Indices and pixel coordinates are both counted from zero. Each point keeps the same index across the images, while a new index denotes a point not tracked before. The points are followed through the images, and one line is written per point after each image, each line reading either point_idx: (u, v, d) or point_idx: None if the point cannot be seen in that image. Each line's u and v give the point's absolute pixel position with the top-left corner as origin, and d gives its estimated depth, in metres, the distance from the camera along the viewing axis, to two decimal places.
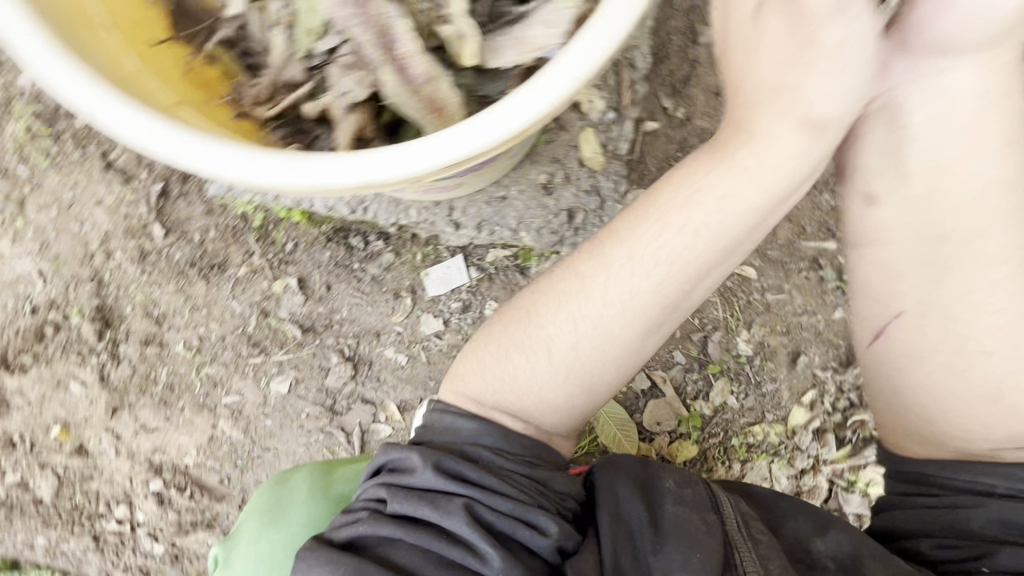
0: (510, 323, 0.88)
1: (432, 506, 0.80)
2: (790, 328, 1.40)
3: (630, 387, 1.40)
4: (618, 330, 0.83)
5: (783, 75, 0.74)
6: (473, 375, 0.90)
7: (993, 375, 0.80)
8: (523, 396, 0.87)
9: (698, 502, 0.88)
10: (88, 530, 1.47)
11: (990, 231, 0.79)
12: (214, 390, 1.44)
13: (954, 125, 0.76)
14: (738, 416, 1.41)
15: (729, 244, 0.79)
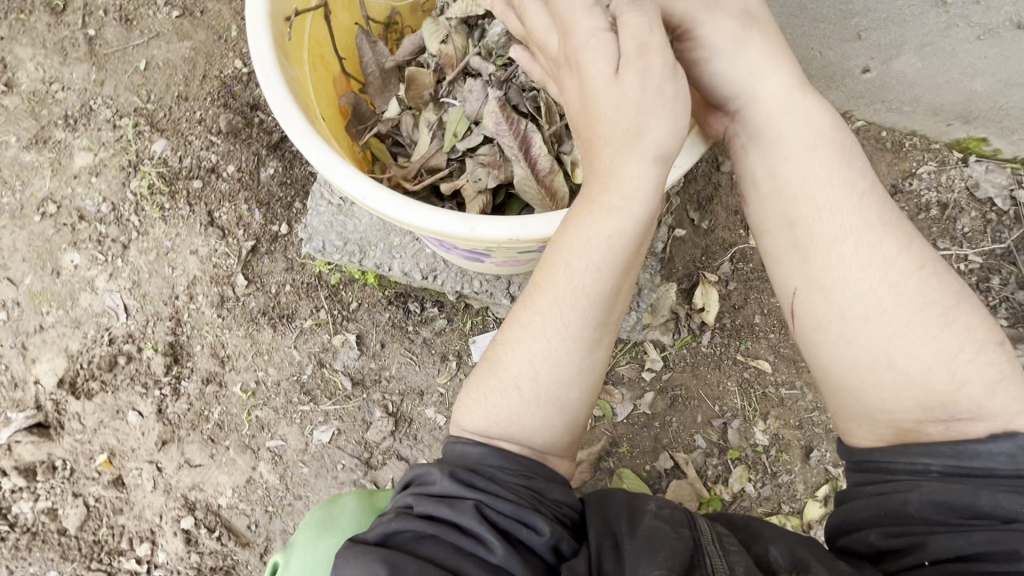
0: (481, 372, 0.94)
1: (449, 508, 0.84)
2: (803, 422, 1.51)
3: (654, 465, 1.49)
4: (566, 355, 0.87)
5: (632, 114, 0.77)
6: (468, 413, 0.94)
7: (908, 396, 0.75)
8: (513, 427, 0.90)
9: (676, 518, 0.86)
10: (103, 568, 1.46)
11: (857, 266, 0.78)
12: (260, 433, 1.52)
13: (792, 175, 0.80)
14: (755, 505, 1.47)
15: (631, 263, 0.84)
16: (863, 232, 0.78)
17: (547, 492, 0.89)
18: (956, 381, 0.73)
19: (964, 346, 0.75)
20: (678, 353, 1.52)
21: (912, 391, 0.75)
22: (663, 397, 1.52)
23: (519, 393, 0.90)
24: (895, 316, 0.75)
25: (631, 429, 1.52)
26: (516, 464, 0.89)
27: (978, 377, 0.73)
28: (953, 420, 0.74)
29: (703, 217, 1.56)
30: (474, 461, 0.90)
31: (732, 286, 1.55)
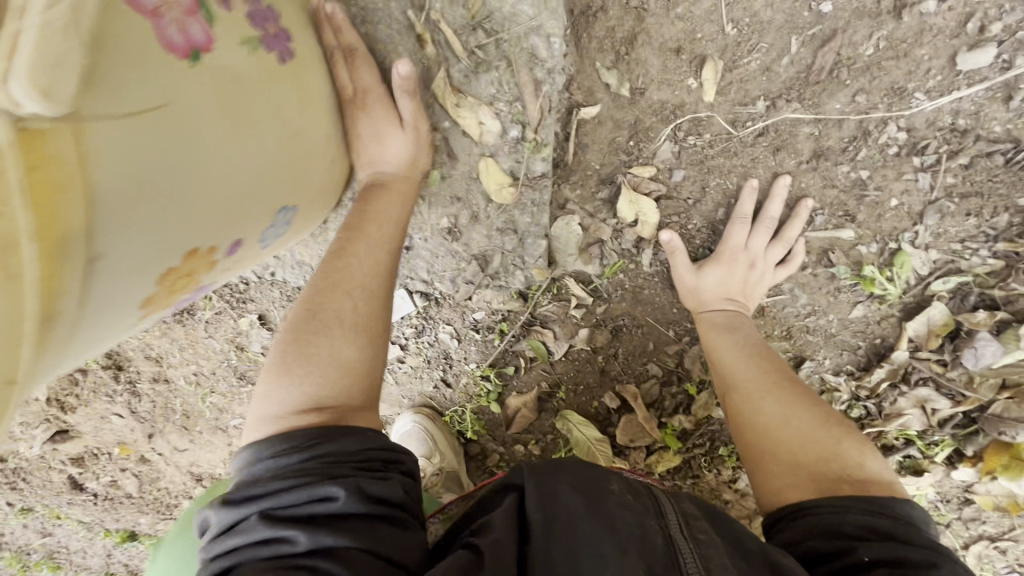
0: (291, 338, 0.74)
1: (234, 537, 0.57)
2: (791, 332, 1.15)
3: (601, 402, 1.30)
4: (370, 278, 0.81)
5: (389, 195, 0.89)
6: (270, 391, 0.69)
7: (811, 456, 0.90)
8: (329, 371, 0.71)
9: (642, 509, 0.82)
10: (171, 515, 1.82)
11: (771, 369, 1.02)
12: (222, 414, 1.58)
13: (738, 356, 1.04)
14: (727, 426, 1.26)
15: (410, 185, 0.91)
16: (748, 337, 1.07)
17: (341, 449, 0.63)
18: (843, 446, 0.90)
19: (819, 434, 0.92)
20: (612, 280, 1.15)
21: (819, 443, 0.91)
22: (602, 330, 1.23)
23: (341, 324, 0.75)
24: (756, 398, 0.99)
25: (571, 367, 1.29)
26: (289, 448, 0.62)
27: (850, 440, 0.91)
28: (829, 464, 0.88)
29: (623, 78, 0.99)
30: (246, 471, 0.62)
31: (680, 175, 1.04)
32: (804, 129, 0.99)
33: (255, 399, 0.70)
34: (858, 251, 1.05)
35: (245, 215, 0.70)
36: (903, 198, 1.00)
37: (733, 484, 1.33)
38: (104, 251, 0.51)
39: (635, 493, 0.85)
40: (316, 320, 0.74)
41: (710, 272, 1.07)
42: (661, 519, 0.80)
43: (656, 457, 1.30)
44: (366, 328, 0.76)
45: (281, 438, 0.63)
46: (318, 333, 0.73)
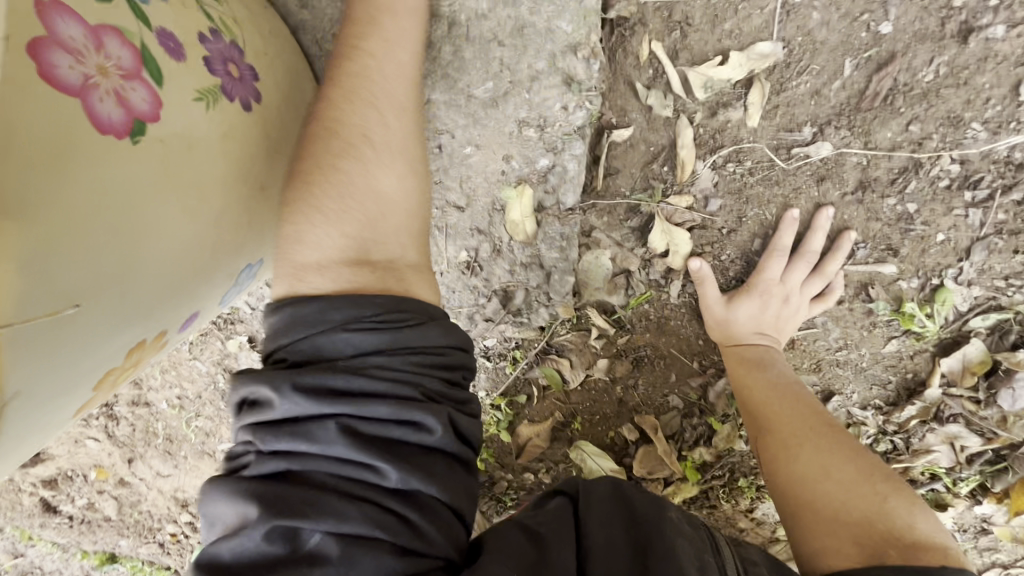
0: (324, 184, 0.65)
1: (307, 442, 0.55)
2: (821, 366, 1.10)
3: (617, 432, 1.23)
4: (407, 146, 0.69)
5: (401, 81, 0.71)
6: (305, 238, 0.64)
7: (855, 504, 0.82)
8: (366, 216, 0.65)
9: (699, 545, 0.72)
10: (153, 539, 1.71)
11: (802, 410, 0.95)
12: (208, 438, 1.47)
13: (773, 391, 0.98)
14: (748, 458, 1.22)
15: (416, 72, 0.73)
16: (781, 375, 1.00)
17: (418, 360, 0.60)
18: (891, 492, 0.82)
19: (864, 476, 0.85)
20: (636, 311, 1.08)
21: (864, 493, 0.83)
22: (622, 360, 1.16)
23: (374, 145, 0.67)
24: (791, 438, 0.93)
25: (587, 396, 1.22)
26: (354, 328, 0.59)
27: (897, 497, 0.81)
28: (874, 522, 0.78)
29: (661, 100, 0.91)
30: (310, 352, 0.59)
31: (716, 204, 0.97)
32: (852, 159, 0.92)
33: (288, 243, 0.64)
34: (898, 286, 1.00)
35: (198, 276, 0.56)
36: (950, 233, 0.95)
37: (750, 514, 1.29)
38: (22, 388, 0.37)
39: (692, 526, 0.76)
40: (342, 139, 0.67)
41: (745, 304, 0.99)
42: (718, 563, 0.71)
43: (673, 489, 1.25)
44: (407, 153, 0.69)
45: (345, 309, 0.59)
46: (347, 151, 0.66)
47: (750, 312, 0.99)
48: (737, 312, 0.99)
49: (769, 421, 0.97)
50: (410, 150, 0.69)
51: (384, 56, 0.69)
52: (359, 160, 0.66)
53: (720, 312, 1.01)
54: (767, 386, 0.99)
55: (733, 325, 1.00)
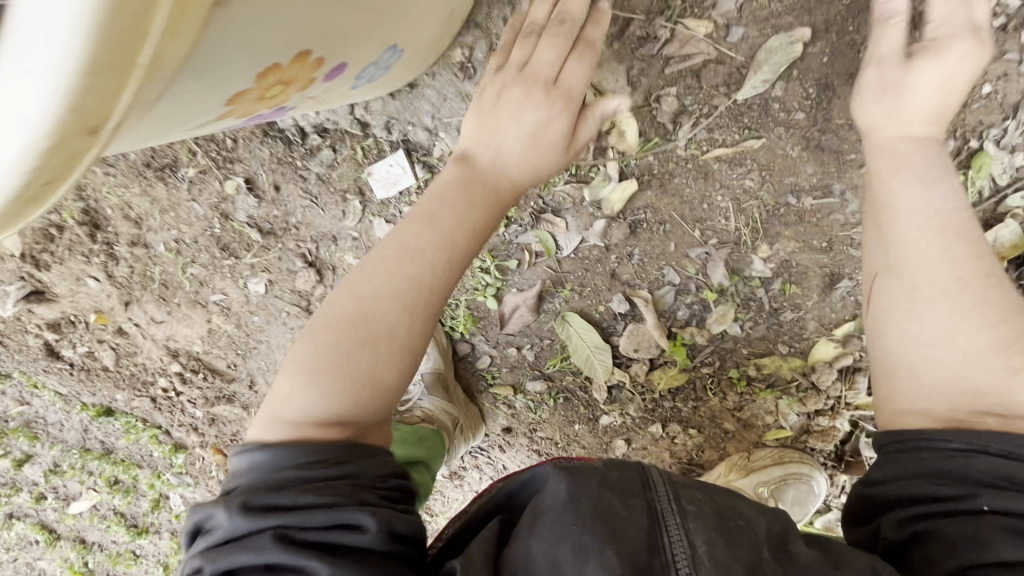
0: (324, 376, 0.68)
1: (246, 552, 0.57)
2: (833, 243, 1.03)
3: (607, 307, 1.18)
4: (372, 373, 0.69)
5: (396, 283, 0.72)
6: (288, 398, 0.67)
7: (955, 380, 0.64)
8: (331, 398, 0.67)
9: (626, 487, 0.76)
10: (146, 393, 1.75)
11: (924, 227, 0.69)
12: (202, 288, 1.48)
13: (934, 209, 0.70)
14: (741, 347, 1.15)
15: (396, 321, 0.71)
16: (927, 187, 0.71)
17: (365, 475, 0.65)
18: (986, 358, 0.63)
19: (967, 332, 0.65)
20: (642, 161, 1.02)
21: (982, 370, 0.63)
22: (620, 223, 1.10)
23: (352, 389, 0.68)
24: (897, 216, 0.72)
25: (580, 265, 1.17)
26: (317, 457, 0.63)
27: None
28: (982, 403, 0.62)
29: None
30: (267, 475, 0.62)
31: (738, 34, 0.89)
32: None
33: (276, 394, 0.69)
34: None
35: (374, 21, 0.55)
36: (999, 84, 0.85)
37: (738, 412, 1.23)
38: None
39: (622, 470, 0.80)
40: (333, 365, 0.68)
41: (957, 58, 0.71)
42: (647, 494, 0.75)
43: (657, 373, 1.20)
44: (382, 391, 0.70)
45: (301, 454, 0.63)
46: (364, 345, 0.69)
47: (930, 101, 0.73)
48: (944, 85, 0.72)
49: (886, 253, 0.72)
50: (385, 396, 0.70)
51: (376, 262, 0.73)
52: (360, 369, 0.68)
53: (926, 81, 0.72)
54: (919, 208, 0.70)
55: (913, 80, 0.73)
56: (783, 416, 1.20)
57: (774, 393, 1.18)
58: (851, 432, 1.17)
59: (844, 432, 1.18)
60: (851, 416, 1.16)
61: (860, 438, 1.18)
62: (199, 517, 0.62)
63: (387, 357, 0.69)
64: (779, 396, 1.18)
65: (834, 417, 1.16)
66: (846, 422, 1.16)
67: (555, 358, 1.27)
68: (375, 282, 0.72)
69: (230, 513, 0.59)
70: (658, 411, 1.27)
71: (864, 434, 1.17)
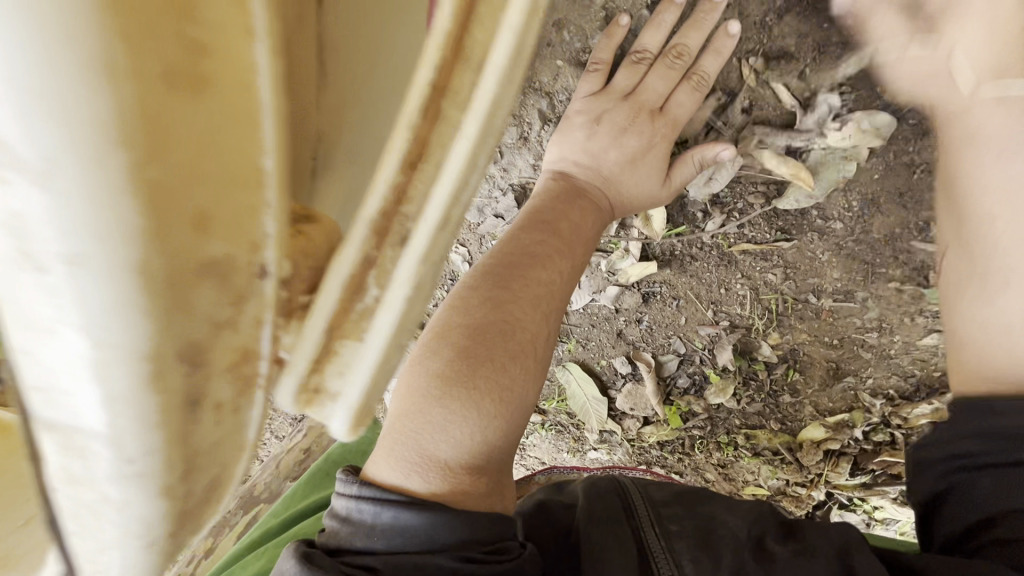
0: (476, 382, 0.59)
1: None
2: (844, 343, 1.01)
3: (609, 363, 1.18)
4: (506, 410, 0.61)
5: (520, 302, 0.64)
6: (441, 426, 0.58)
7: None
8: (482, 425, 0.59)
9: (613, 515, 0.79)
10: None
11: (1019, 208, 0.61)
12: None
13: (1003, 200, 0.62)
14: (735, 416, 1.17)
15: (528, 347, 0.63)
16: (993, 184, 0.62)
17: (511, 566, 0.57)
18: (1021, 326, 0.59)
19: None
20: (665, 240, 0.99)
21: None
22: (633, 290, 1.08)
23: (505, 415, 0.60)
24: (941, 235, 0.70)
25: (587, 320, 1.16)
26: (468, 543, 0.55)
27: None
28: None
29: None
30: (409, 555, 0.53)
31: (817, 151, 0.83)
32: None
33: (416, 425, 0.58)
34: None
35: None
36: None
37: (721, 470, 1.25)
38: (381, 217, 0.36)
39: (604, 499, 0.83)
40: (496, 366, 0.60)
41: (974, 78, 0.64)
42: (632, 523, 0.78)
43: (648, 428, 1.23)
44: (512, 428, 0.62)
45: (454, 526, 0.55)
46: (513, 356, 0.61)
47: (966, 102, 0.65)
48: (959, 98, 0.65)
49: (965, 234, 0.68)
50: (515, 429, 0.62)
51: (518, 273, 0.65)
52: (512, 373, 0.61)
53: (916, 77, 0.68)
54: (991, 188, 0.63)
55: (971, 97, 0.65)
56: (764, 477, 1.23)
57: (760, 460, 1.20)
58: (826, 500, 1.21)
59: (819, 499, 1.21)
60: (829, 490, 1.19)
61: (833, 507, 1.21)
62: None
63: (523, 393, 0.62)
64: (765, 463, 1.21)
65: (812, 487, 1.20)
66: (822, 492, 1.20)
67: (553, 398, 1.29)
68: (513, 291, 0.64)
69: None
70: (644, 458, 1.29)
71: (838, 505, 1.21)
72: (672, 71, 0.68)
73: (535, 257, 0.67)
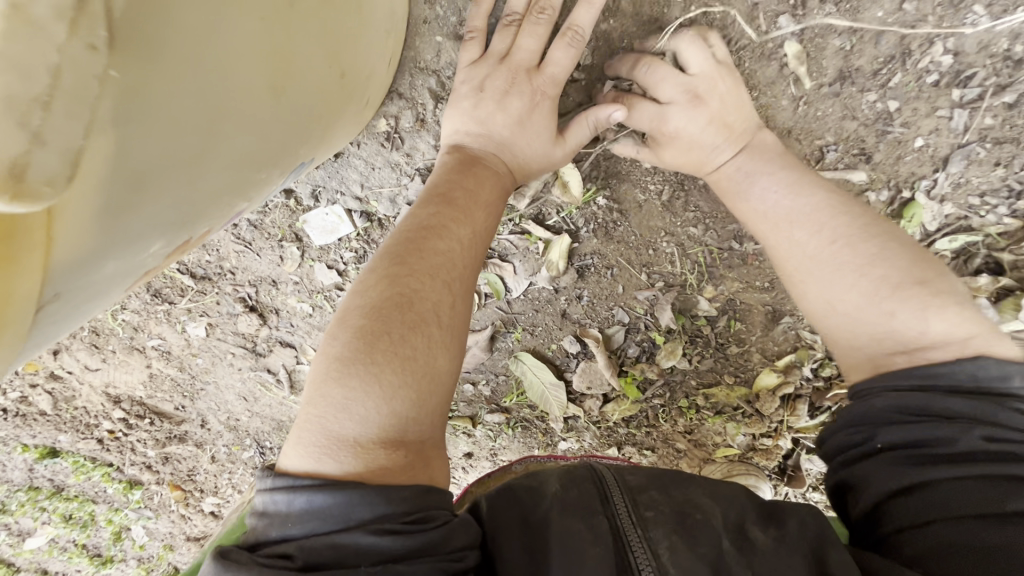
0: (376, 356, 0.57)
1: None
2: (774, 284, 1.04)
3: (560, 346, 1.18)
4: (415, 383, 0.58)
5: (421, 273, 0.63)
6: (346, 406, 0.56)
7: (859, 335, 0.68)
8: (389, 400, 0.56)
9: (586, 503, 0.72)
10: (92, 435, 1.68)
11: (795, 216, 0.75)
12: (137, 334, 1.40)
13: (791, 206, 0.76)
14: (690, 377, 1.18)
15: (432, 316, 0.61)
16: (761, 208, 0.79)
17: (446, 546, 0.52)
18: (887, 304, 0.66)
19: (889, 266, 0.67)
20: (585, 210, 1.01)
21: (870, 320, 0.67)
22: (567, 269, 1.08)
23: (415, 386, 0.58)
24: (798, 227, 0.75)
25: (529, 307, 1.16)
26: (387, 521, 0.50)
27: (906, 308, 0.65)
28: (873, 323, 0.67)
29: None
30: (326, 542, 0.49)
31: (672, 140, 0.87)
32: (834, 41, 0.82)
33: (323, 414, 0.56)
34: (866, 199, 0.91)
35: (327, 86, 0.56)
36: (930, 138, 0.85)
37: (688, 437, 1.25)
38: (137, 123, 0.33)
39: (579, 485, 0.75)
40: (396, 339, 0.58)
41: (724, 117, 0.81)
42: (608, 510, 0.71)
43: (611, 405, 1.22)
44: (428, 404, 0.59)
45: (370, 506, 0.50)
46: (416, 328, 0.60)
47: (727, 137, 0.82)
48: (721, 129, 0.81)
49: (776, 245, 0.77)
50: (430, 403, 0.59)
51: (418, 245, 0.65)
52: (418, 344, 0.59)
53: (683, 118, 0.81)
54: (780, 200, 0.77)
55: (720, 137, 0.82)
56: (731, 436, 1.23)
57: (722, 418, 1.21)
58: (794, 449, 1.22)
59: (787, 449, 1.23)
60: (794, 436, 1.21)
61: (801, 453, 1.23)
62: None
63: (433, 364, 0.60)
64: (728, 420, 1.21)
65: (778, 437, 1.21)
66: (788, 441, 1.21)
67: (511, 394, 1.26)
68: (412, 263, 0.63)
69: None
70: (612, 441, 1.27)
71: (806, 451, 1.23)
72: (539, 28, 0.71)
73: (434, 229, 0.66)
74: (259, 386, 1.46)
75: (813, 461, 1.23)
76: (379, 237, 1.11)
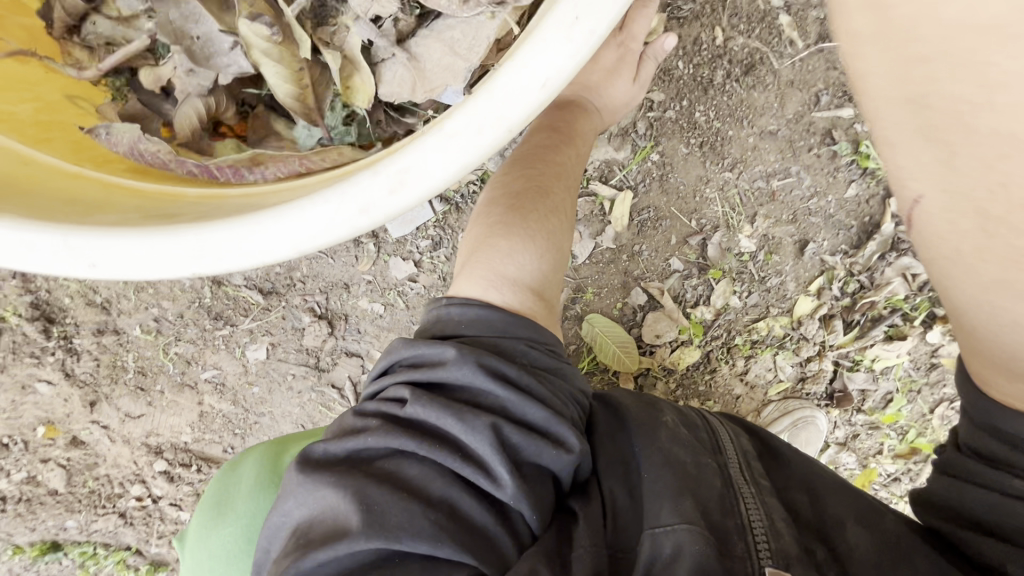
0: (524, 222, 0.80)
1: (460, 422, 0.66)
2: (797, 216, 1.25)
3: (626, 302, 1.30)
4: (549, 247, 0.82)
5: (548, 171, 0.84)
6: (510, 254, 0.78)
7: None
8: (535, 254, 0.80)
9: (697, 447, 0.84)
10: (112, 509, 1.49)
11: None
12: (190, 367, 1.36)
13: None
14: (742, 315, 1.33)
15: (558, 205, 0.84)
16: None
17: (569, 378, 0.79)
18: None
19: None
20: (640, 167, 1.20)
21: None
22: (629, 225, 1.24)
23: (548, 249, 0.81)
24: None
25: (595, 270, 1.28)
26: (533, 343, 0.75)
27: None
28: None
29: None
30: (491, 339, 0.73)
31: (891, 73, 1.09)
32: (812, 12, 1.10)
33: (494, 254, 0.78)
34: (855, 129, 1.18)
35: None
36: None
37: (745, 377, 1.38)
38: None
39: (692, 429, 0.88)
40: (536, 215, 0.81)
41: None
42: (720, 459, 0.83)
43: (677, 353, 1.34)
44: (554, 265, 0.83)
45: (523, 328, 0.75)
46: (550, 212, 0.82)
47: None
48: None
49: None
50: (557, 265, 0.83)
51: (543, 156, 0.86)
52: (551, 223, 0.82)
53: None
54: None
55: None
56: (781, 369, 1.38)
57: (773, 349, 1.35)
58: (836, 369, 1.38)
59: (829, 372, 1.39)
60: (835, 357, 1.37)
61: (843, 372, 1.39)
62: (406, 350, 0.72)
63: (558, 240, 0.84)
64: (778, 351, 1.36)
65: (821, 360, 1.37)
66: (830, 362, 1.37)
67: (583, 362, 1.35)
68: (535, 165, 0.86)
69: (465, 364, 0.68)
70: (680, 393, 1.37)
71: (847, 370, 1.39)
72: None
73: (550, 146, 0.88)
74: (319, 409, 1.42)
75: (853, 378, 1.39)
76: (457, 219, 1.22)
